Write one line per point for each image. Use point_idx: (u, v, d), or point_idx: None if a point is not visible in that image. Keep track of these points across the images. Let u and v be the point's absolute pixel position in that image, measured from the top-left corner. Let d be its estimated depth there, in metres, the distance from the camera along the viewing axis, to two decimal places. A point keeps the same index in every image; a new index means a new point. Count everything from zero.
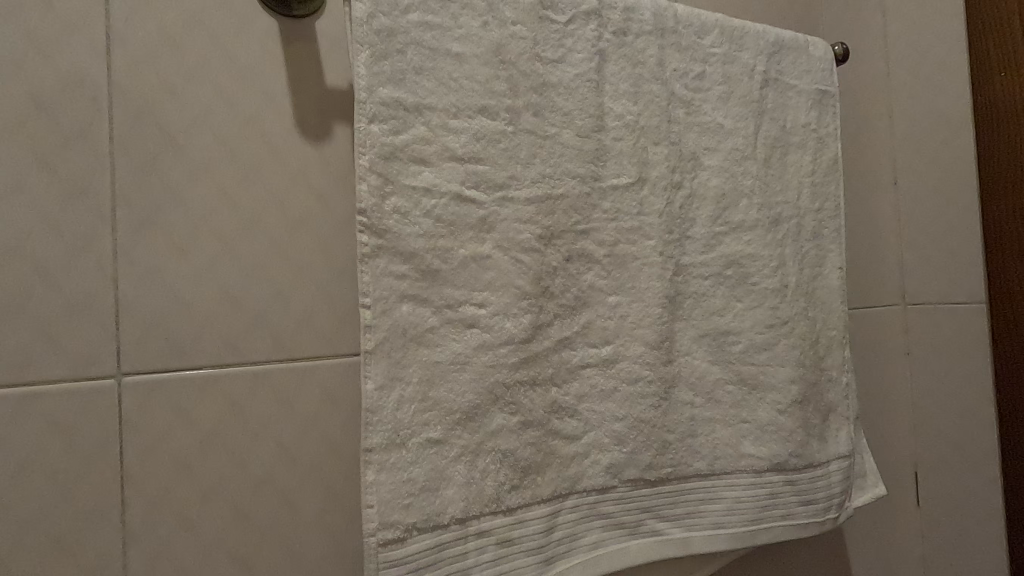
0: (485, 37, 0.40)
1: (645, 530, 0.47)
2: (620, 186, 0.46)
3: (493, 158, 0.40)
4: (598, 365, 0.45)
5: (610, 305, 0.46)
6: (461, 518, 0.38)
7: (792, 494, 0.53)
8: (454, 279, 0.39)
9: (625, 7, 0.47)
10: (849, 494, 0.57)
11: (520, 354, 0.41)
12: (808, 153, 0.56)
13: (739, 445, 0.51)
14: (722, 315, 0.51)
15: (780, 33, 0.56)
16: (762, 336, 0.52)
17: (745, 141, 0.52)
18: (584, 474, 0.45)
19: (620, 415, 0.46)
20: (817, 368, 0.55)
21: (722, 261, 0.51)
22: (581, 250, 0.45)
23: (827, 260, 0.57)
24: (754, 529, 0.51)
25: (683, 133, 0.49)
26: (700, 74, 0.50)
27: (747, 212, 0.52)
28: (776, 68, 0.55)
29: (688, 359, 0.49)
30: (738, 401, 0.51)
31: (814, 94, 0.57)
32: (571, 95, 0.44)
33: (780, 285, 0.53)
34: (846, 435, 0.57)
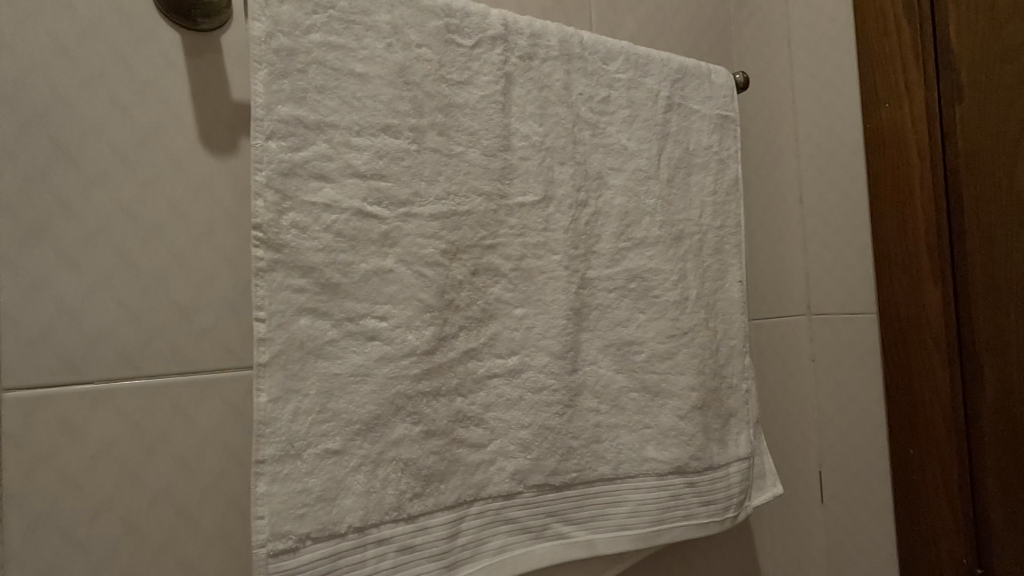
0: (389, 58, 0.42)
1: (551, 534, 0.49)
2: (526, 204, 0.48)
3: (396, 175, 0.42)
4: (505, 375, 0.47)
5: (516, 317, 0.48)
6: (359, 527, 0.39)
7: (693, 495, 0.56)
8: (355, 292, 0.40)
9: (532, 33, 0.49)
10: (748, 493, 0.61)
11: (422, 366, 0.42)
12: (710, 174, 0.60)
13: (642, 449, 0.53)
14: (626, 325, 0.53)
15: (683, 61, 0.60)
16: (664, 345, 0.55)
17: (649, 162, 0.56)
18: (490, 481, 0.46)
19: (525, 423, 0.48)
20: (717, 375, 0.59)
21: (626, 276, 0.54)
22: (488, 264, 0.47)
23: (728, 274, 0.61)
24: (656, 529, 0.53)
25: (589, 154, 0.52)
26: (605, 98, 0.53)
27: (649, 230, 0.55)
28: (679, 94, 0.59)
29: (593, 368, 0.52)
30: (641, 408, 0.54)
31: (715, 118, 0.61)
32: (477, 116, 0.46)
33: (681, 297, 0.56)
34: (745, 437, 0.61)
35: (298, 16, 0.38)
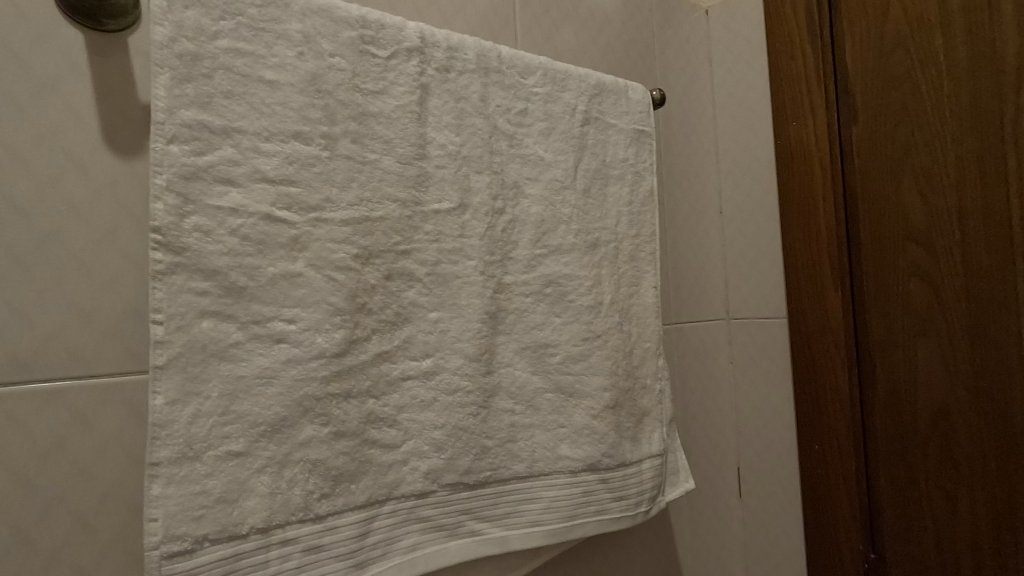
0: (300, 66, 0.43)
1: (464, 531, 0.51)
2: (441, 211, 0.50)
3: (306, 181, 0.42)
4: (419, 377, 0.49)
5: (430, 321, 0.49)
6: (262, 528, 0.39)
7: (605, 491, 0.58)
8: (262, 295, 0.40)
9: (448, 47, 0.51)
10: (660, 489, 0.64)
11: (332, 368, 0.43)
12: (626, 185, 0.64)
13: (556, 447, 0.56)
14: (541, 329, 0.56)
15: (601, 77, 0.63)
16: (578, 348, 0.57)
17: (565, 173, 0.58)
18: (403, 481, 0.47)
19: (439, 424, 0.49)
20: (630, 376, 0.62)
21: (542, 281, 0.56)
22: (402, 269, 0.48)
23: (642, 280, 0.64)
24: (569, 524, 0.56)
25: (506, 164, 0.54)
26: (522, 110, 0.56)
27: (564, 237, 0.58)
28: (596, 109, 0.62)
29: (509, 370, 0.54)
30: (556, 408, 0.56)
31: (632, 132, 0.65)
32: (392, 125, 0.47)
33: (595, 301, 0.59)
34: (658, 435, 0.64)
35: (205, 22, 0.39)
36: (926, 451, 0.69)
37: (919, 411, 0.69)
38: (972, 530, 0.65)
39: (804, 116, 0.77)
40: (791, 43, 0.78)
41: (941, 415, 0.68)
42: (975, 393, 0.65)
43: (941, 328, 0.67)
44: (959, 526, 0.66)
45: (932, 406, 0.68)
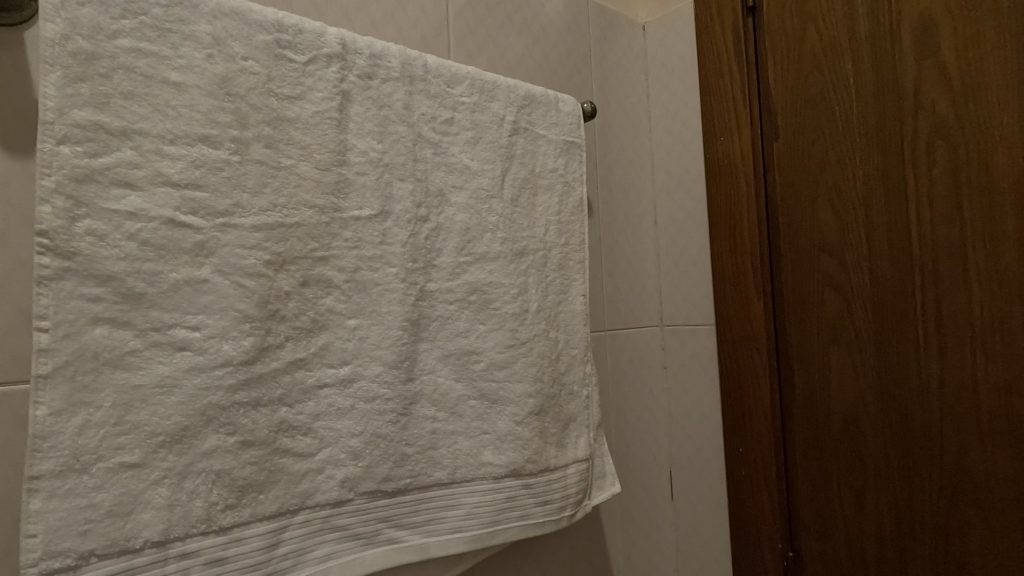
0: (209, 69, 0.42)
1: (382, 539, 0.50)
2: (362, 218, 0.50)
3: (214, 186, 0.42)
4: (336, 385, 0.48)
5: (349, 328, 0.49)
6: (159, 541, 0.38)
7: (529, 497, 0.59)
8: (162, 302, 0.39)
9: (371, 54, 0.51)
10: (586, 493, 0.65)
11: (239, 376, 0.42)
12: (555, 195, 0.65)
13: (479, 454, 0.56)
14: (464, 336, 0.56)
15: (531, 89, 0.64)
16: (502, 355, 0.58)
17: (491, 182, 0.59)
18: (317, 490, 0.47)
19: (356, 432, 0.49)
20: (556, 383, 0.63)
21: (466, 288, 0.57)
22: (319, 275, 0.48)
23: (571, 288, 0.66)
24: (491, 530, 0.56)
25: (430, 172, 0.55)
26: (448, 120, 0.57)
27: (490, 245, 0.58)
28: (526, 119, 0.63)
29: (430, 377, 0.54)
30: (479, 414, 0.57)
31: (561, 143, 0.67)
32: (310, 131, 0.47)
33: (520, 309, 0.60)
34: (585, 440, 0.65)
35: (103, 20, 0.38)
36: (838, 454, 0.72)
37: (832, 416, 0.72)
38: (877, 528, 0.69)
39: (729, 130, 0.80)
40: (719, 61, 0.81)
41: (851, 420, 0.71)
42: (881, 400, 0.68)
43: (851, 336, 0.70)
44: (866, 525, 0.70)
45: (842, 411, 0.71)
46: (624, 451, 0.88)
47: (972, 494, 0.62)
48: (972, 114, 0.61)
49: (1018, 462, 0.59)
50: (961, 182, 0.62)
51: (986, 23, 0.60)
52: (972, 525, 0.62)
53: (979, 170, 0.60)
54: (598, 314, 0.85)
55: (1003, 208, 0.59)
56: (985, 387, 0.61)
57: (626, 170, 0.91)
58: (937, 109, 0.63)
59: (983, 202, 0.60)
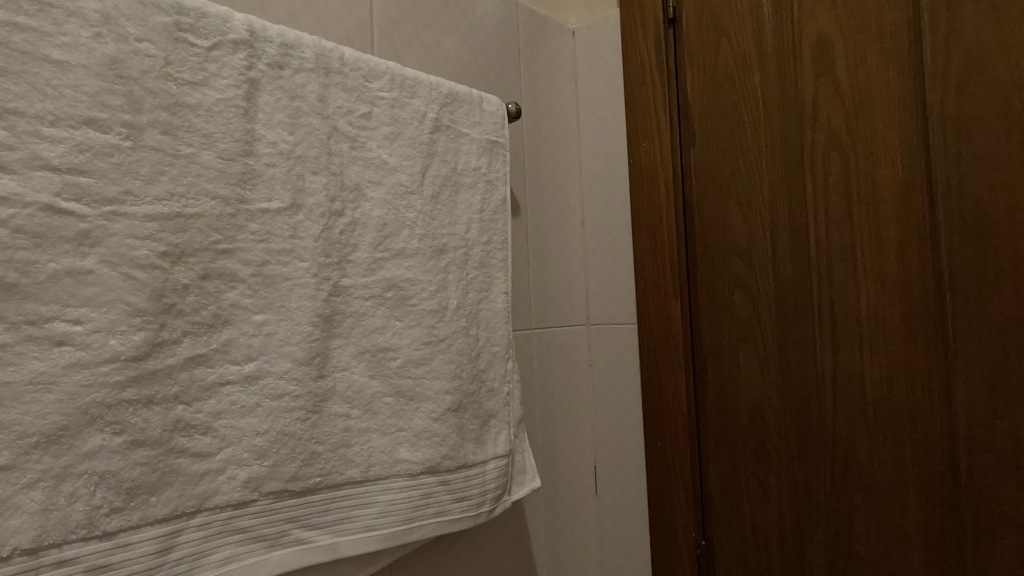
0: (98, 49, 0.40)
1: (289, 541, 0.49)
2: (270, 211, 0.49)
3: (102, 172, 0.40)
4: (239, 382, 0.47)
5: (255, 323, 0.48)
6: (31, 548, 0.36)
7: (446, 493, 0.59)
8: (38, 294, 0.37)
9: (282, 43, 0.50)
10: (505, 488, 0.66)
11: (128, 373, 0.40)
12: (478, 193, 0.66)
13: (394, 451, 0.56)
14: (380, 333, 0.56)
15: (453, 87, 0.65)
16: (419, 352, 0.58)
17: (410, 179, 0.59)
18: (217, 491, 0.45)
19: (261, 430, 0.47)
20: (475, 379, 0.64)
21: (383, 285, 0.56)
22: (222, 269, 0.46)
23: (493, 286, 0.67)
24: (406, 528, 0.56)
25: (346, 166, 0.54)
26: (366, 114, 0.56)
27: (408, 242, 0.58)
28: (448, 117, 0.64)
29: (344, 374, 0.53)
30: (395, 411, 0.56)
31: (484, 143, 0.68)
32: (213, 118, 0.45)
33: (438, 306, 0.60)
34: (504, 436, 0.66)
35: None
36: (745, 446, 0.76)
37: (740, 410, 0.76)
38: (779, 515, 0.73)
39: (650, 136, 0.83)
40: (642, 68, 0.84)
41: (757, 414, 0.74)
42: (782, 394, 0.72)
43: (758, 334, 0.74)
44: (769, 512, 0.74)
45: (750, 405, 0.75)
46: (551, 449, 0.89)
47: (859, 481, 0.66)
48: (861, 128, 0.65)
49: (898, 449, 0.63)
50: (851, 191, 0.66)
51: (872, 45, 0.64)
52: (859, 509, 0.66)
53: (867, 180, 0.65)
54: (526, 312, 0.86)
55: (886, 215, 0.64)
56: (871, 381, 0.65)
57: (555, 171, 0.93)
58: (832, 123, 0.67)
59: (870, 209, 0.65)
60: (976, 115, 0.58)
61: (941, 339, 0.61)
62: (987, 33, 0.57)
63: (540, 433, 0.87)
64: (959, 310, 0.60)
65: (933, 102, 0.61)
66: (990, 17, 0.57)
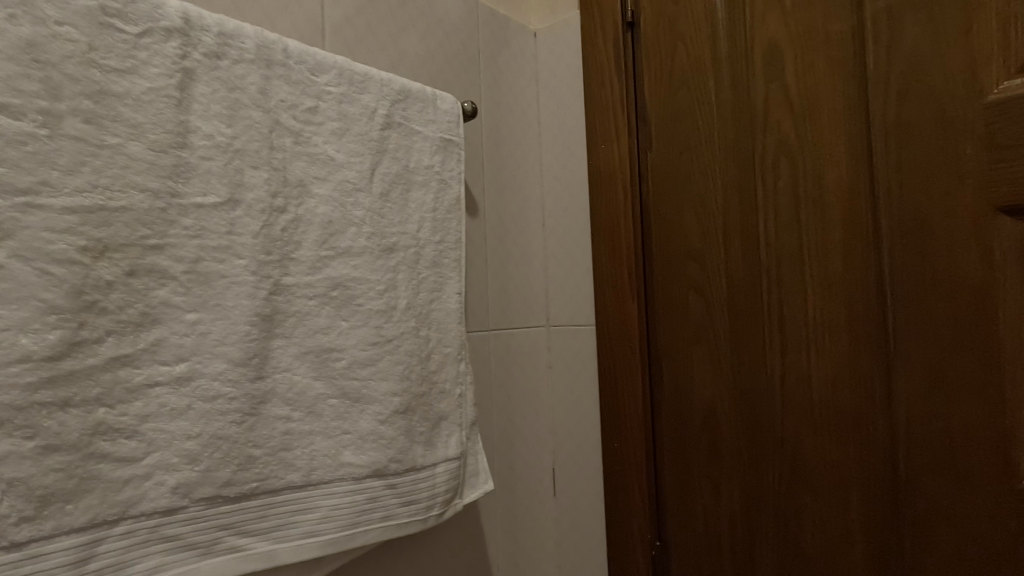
0: (12, 31, 0.38)
1: (223, 548, 0.47)
2: (205, 205, 0.47)
3: (14, 160, 0.38)
4: (169, 384, 0.45)
5: (187, 322, 0.46)
6: None
7: (393, 497, 0.58)
8: None
9: (221, 32, 0.49)
10: (456, 491, 0.65)
11: (42, 374, 0.39)
12: (431, 192, 0.65)
13: (338, 454, 0.54)
14: (325, 333, 0.54)
15: (406, 84, 0.64)
16: (366, 352, 0.57)
17: (358, 175, 0.58)
18: (143, 498, 0.43)
19: (193, 434, 0.46)
20: (426, 381, 0.63)
21: (327, 283, 0.55)
22: (151, 265, 0.44)
23: (445, 286, 0.66)
24: (350, 533, 0.54)
25: (289, 161, 0.53)
26: (311, 108, 0.55)
27: (355, 240, 0.57)
28: (400, 114, 0.63)
29: (285, 375, 0.52)
30: (339, 414, 0.55)
31: (438, 141, 0.67)
32: (142, 108, 0.44)
33: (387, 306, 0.59)
34: (456, 438, 0.65)
35: None
36: (698, 447, 0.76)
37: (694, 411, 0.77)
38: (730, 515, 0.74)
39: (609, 137, 0.84)
40: (602, 69, 0.84)
41: (710, 414, 0.75)
42: (735, 395, 0.73)
43: (711, 335, 0.75)
44: (721, 512, 0.74)
45: (703, 406, 0.76)
46: (509, 451, 0.88)
47: (806, 481, 0.67)
48: (809, 134, 0.67)
49: (843, 449, 0.65)
50: (800, 196, 0.67)
51: (819, 53, 0.66)
52: (806, 509, 0.67)
53: (814, 185, 0.66)
54: (484, 313, 0.85)
55: (832, 219, 0.65)
56: (817, 382, 0.66)
57: (515, 172, 0.92)
58: (782, 129, 0.69)
59: (817, 213, 0.66)
60: (915, 121, 0.60)
61: (882, 341, 0.62)
62: (924, 42, 0.59)
63: (498, 435, 0.87)
64: (899, 312, 0.61)
65: (875, 109, 0.62)
66: (927, 26, 0.59)
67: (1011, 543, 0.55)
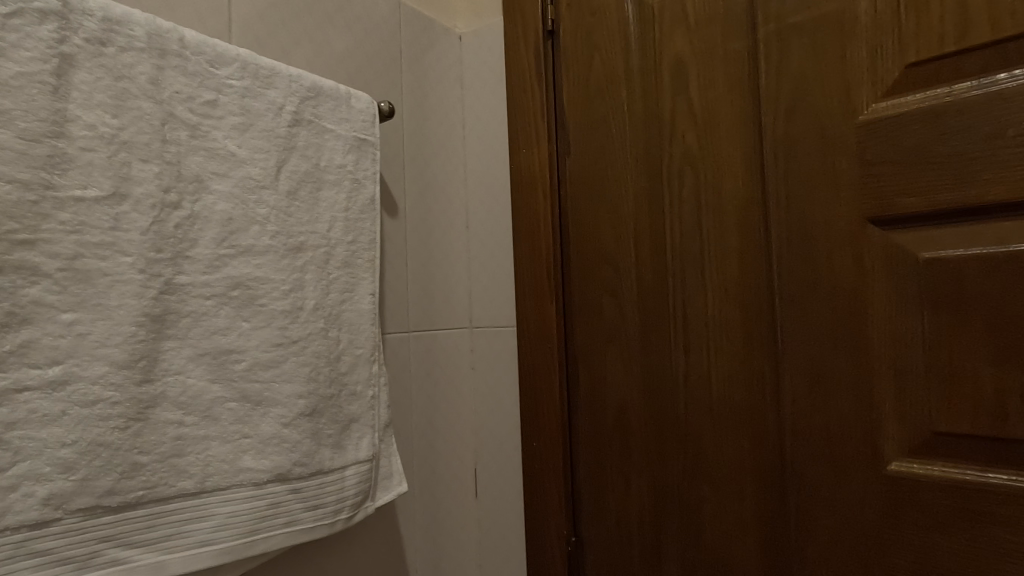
0: None
1: (102, 562, 0.45)
2: (86, 199, 0.45)
3: None
4: (41, 388, 0.42)
5: (64, 323, 0.43)
6: None
7: (297, 502, 0.56)
8: None
9: (106, 18, 0.47)
10: (367, 494, 0.64)
11: None
12: (343, 191, 0.64)
13: (237, 459, 0.53)
14: (223, 334, 0.53)
15: (317, 81, 0.63)
16: (269, 354, 0.55)
17: (262, 172, 0.56)
18: (8, 511, 0.40)
19: (68, 441, 0.43)
20: (335, 383, 0.62)
21: (227, 283, 0.53)
22: (20, 262, 0.41)
23: (358, 287, 0.65)
24: (249, 541, 0.52)
25: (184, 155, 0.51)
26: (210, 101, 0.53)
27: (258, 238, 0.55)
28: (310, 112, 0.62)
29: (177, 378, 0.50)
30: (239, 418, 0.53)
31: (351, 140, 0.66)
32: (12, 94, 0.41)
33: (293, 307, 0.58)
34: (368, 440, 0.65)
35: None
36: (611, 444, 0.79)
37: (607, 410, 0.79)
38: (640, 508, 0.76)
39: (530, 142, 0.85)
40: (523, 75, 0.86)
41: (622, 413, 0.78)
42: (644, 393, 0.76)
43: (623, 336, 0.78)
44: (631, 506, 0.77)
45: (616, 404, 0.78)
46: (429, 453, 0.88)
47: (707, 474, 0.71)
48: (710, 145, 0.71)
49: (739, 443, 0.69)
50: (702, 204, 0.71)
51: (719, 69, 0.70)
52: (707, 500, 0.71)
53: (714, 194, 0.70)
54: (403, 314, 0.85)
55: (730, 227, 0.69)
56: (716, 380, 0.70)
57: (438, 173, 0.92)
58: (686, 140, 0.72)
59: (717, 220, 0.70)
60: (800, 138, 0.64)
61: (772, 341, 0.67)
62: (808, 65, 0.64)
63: (418, 437, 0.86)
64: (786, 314, 0.66)
65: (767, 125, 0.67)
66: (811, 50, 0.64)
67: (879, 524, 0.60)
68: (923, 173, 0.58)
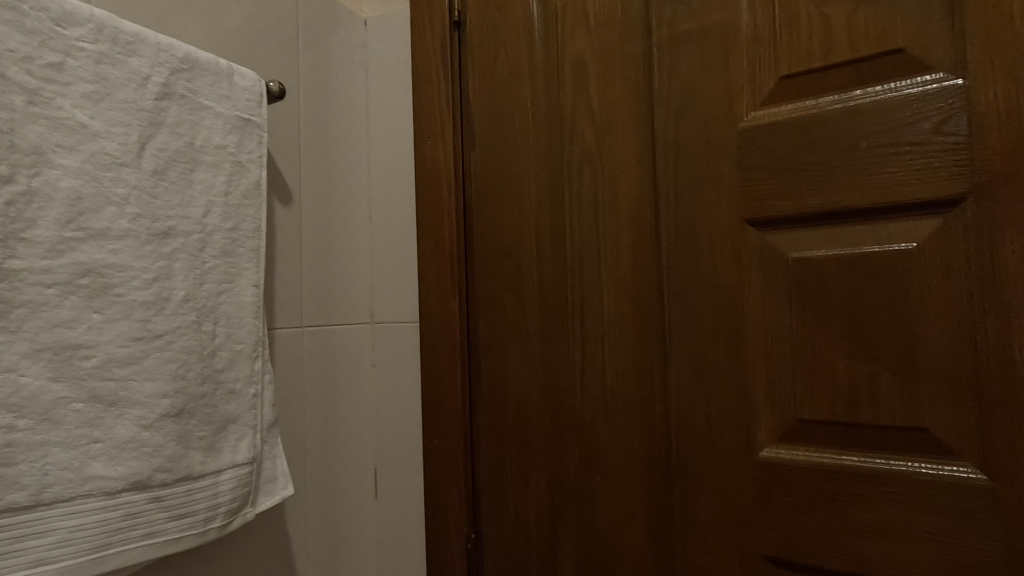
0: None
1: None
2: None
3: None
4: None
5: None
6: None
7: (159, 511, 0.51)
8: None
9: None
10: (245, 499, 0.60)
11: None
12: (222, 174, 0.60)
13: (83, 467, 0.47)
14: (69, 327, 0.47)
15: (192, 53, 0.58)
16: (126, 349, 0.50)
17: (121, 148, 0.51)
18: None
19: None
20: (209, 380, 0.57)
21: (74, 269, 0.47)
22: None
23: (240, 277, 0.61)
24: (97, 556, 0.47)
25: (20, 123, 0.45)
26: (56, 65, 0.47)
27: (114, 221, 0.50)
28: (183, 85, 0.57)
29: (6, 377, 0.44)
30: (87, 421, 0.48)
31: (234, 120, 0.61)
32: None
33: (157, 297, 0.52)
34: (247, 442, 0.60)
35: None
36: (511, 439, 0.79)
37: (508, 405, 0.79)
38: (537, 502, 0.77)
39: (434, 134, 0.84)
40: (428, 66, 0.84)
41: (522, 408, 0.78)
42: (543, 388, 0.77)
43: (524, 332, 0.78)
44: (529, 500, 0.78)
45: (516, 400, 0.78)
46: (324, 454, 0.84)
47: (600, 465, 0.73)
48: (608, 145, 0.72)
49: (630, 434, 0.71)
50: (599, 202, 0.73)
51: (616, 71, 0.72)
52: (600, 491, 0.73)
53: (610, 193, 0.72)
54: (297, 309, 0.80)
55: (624, 225, 0.71)
56: (611, 374, 0.72)
57: (339, 161, 0.88)
58: (586, 139, 0.74)
59: (613, 218, 0.72)
60: (688, 141, 0.67)
61: (660, 336, 0.69)
62: (696, 72, 0.67)
63: (312, 438, 0.82)
64: (674, 310, 0.68)
65: (659, 128, 0.69)
66: (699, 58, 0.67)
67: (753, 507, 0.64)
68: (792, 180, 0.62)
